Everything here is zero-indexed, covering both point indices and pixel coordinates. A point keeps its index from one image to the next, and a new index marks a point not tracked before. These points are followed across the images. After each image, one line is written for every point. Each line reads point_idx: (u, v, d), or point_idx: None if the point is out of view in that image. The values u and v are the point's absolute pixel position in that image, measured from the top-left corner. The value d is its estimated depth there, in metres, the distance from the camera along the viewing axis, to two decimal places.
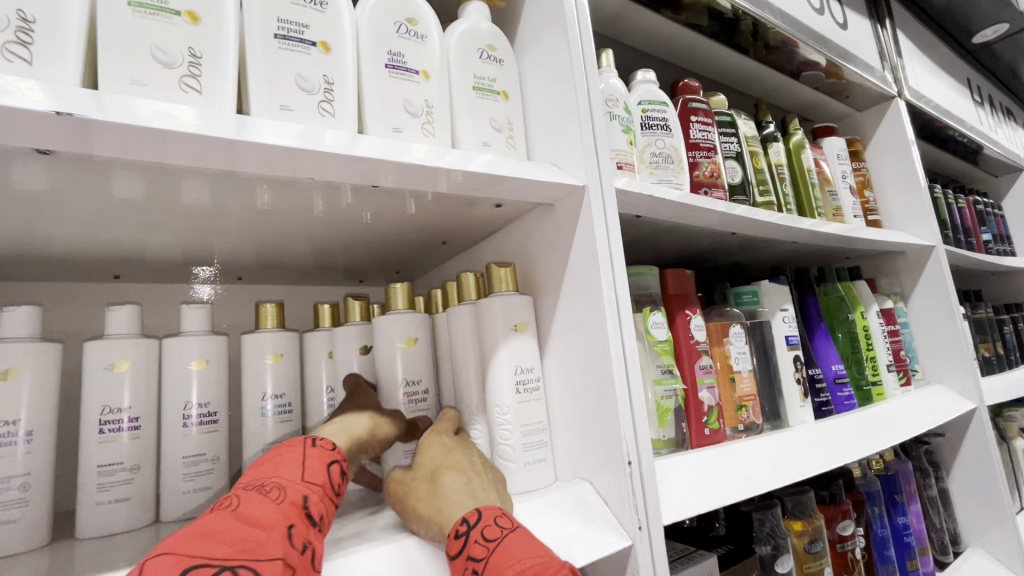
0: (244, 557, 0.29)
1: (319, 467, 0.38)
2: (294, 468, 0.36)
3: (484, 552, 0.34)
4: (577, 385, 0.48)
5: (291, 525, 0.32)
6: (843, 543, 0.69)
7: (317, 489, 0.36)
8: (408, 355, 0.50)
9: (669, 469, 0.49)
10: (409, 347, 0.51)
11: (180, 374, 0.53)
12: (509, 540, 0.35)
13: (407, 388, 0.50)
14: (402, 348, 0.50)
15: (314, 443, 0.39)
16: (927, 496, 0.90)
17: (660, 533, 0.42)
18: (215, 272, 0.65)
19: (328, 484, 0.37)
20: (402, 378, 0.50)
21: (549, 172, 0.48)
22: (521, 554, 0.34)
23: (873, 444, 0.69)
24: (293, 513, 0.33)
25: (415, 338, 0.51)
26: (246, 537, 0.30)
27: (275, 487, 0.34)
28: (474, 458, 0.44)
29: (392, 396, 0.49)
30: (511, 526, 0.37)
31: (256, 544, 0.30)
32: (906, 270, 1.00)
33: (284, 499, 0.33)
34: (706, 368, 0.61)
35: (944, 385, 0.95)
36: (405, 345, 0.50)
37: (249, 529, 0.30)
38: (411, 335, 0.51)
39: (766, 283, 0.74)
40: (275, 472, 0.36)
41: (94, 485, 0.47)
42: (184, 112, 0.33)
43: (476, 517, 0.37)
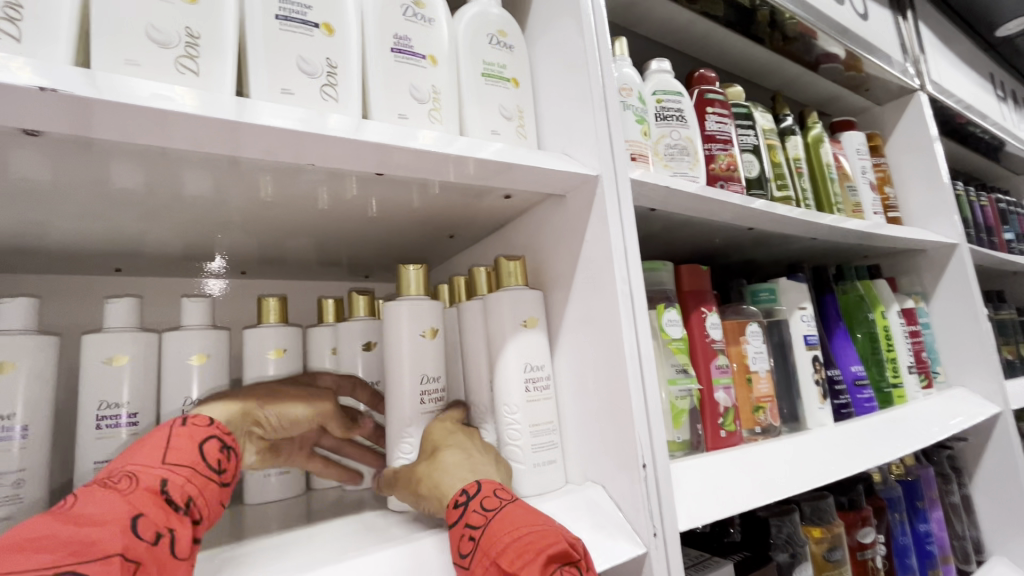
0: (67, 563, 0.25)
1: (187, 446, 0.34)
2: (153, 453, 0.33)
3: (482, 521, 0.34)
4: (589, 385, 0.46)
5: (139, 515, 0.29)
6: (863, 551, 0.66)
7: (184, 470, 0.33)
8: (424, 349, 0.47)
9: (686, 472, 0.47)
10: (428, 339, 0.47)
11: (180, 369, 0.52)
12: (510, 511, 0.34)
13: (424, 384, 0.46)
14: (420, 340, 0.46)
15: (183, 421, 0.35)
16: (948, 502, 0.87)
17: (676, 539, 0.40)
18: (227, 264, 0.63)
19: (201, 463, 0.34)
20: (418, 373, 0.46)
21: (562, 161, 0.46)
22: (521, 524, 0.33)
23: (894, 449, 0.67)
24: (144, 501, 0.30)
25: (431, 330, 0.48)
26: (72, 537, 0.26)
27: (124, 476, 0.31)
28: (476, 439, 0.44)
29: (408, 393, 0.46)
30: (510, 498, 0.36)
31: (86, 543, 0.26)
32: (928, 269, 0.97)
33: (134, 488, 0.30)
34: (722, 368, 0.58)
35: (967, 388, 0.92)
36: (421, 337, 0.47)
37: (77, 529, 0.27)
38: (430, 326, 0.47)
39: (784, 281, 0.72)
40: (127, 460, 0.32)
41: (91, 482, 0.46)
42: (182, 94, 0.31)
43: (475, 488, 0.36)
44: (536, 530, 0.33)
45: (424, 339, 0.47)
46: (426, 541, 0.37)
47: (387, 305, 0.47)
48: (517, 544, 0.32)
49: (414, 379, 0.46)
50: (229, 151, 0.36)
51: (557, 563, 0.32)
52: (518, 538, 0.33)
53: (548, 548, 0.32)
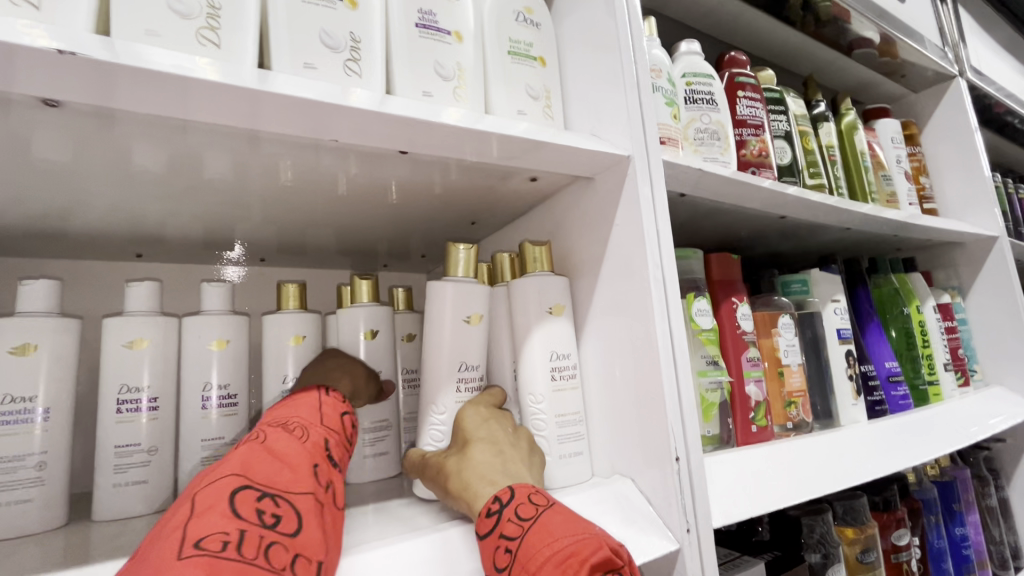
0: (281, 489, 0.31)
1: (334, 416, 0.40)
2: (311, 413, 0.39)
3: (519, 532, 0.32)
4: (617, 375, 0.44)
5: (315, 463, 0.35)
6: (897, 554, 0.63)
7: (333, 436, 0.39)
8: (468, 334, 0.45)
9: (718, 468, 0.45)
10: (473, 325, 0.45)
11: (199, 354, 0.51)
12: (547, 518, 0.32)
13: (463, 372, 0.45)
14: (467, 325, 0.45)
15: (326, 394, 0.42)
16: (985, 506, 0.83)
17: (711, 536, 0.38)
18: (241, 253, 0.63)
19: (340, 431, 0.40)
20: (460, 360, 0.45)
21: (591, 141, 0.44)
22: (559, 532, 0.31)
23: (933, 449, 0.64)
24: (315, 453, 0.35)
25: (479, 315, 0.46)
26: (279, 470, 0.32)
27: (297, 427, 0.37)
28: (510, 428, 0.41)
29: (446, 379, 0.44)
30: (547, 504, 0.34)
31: (290, 478, 0.32)
32: (965, 262, 0.93)
33: (308, 440, 0.36)
34: (753, 361, 0.56)
35: (1007, 387, 0.87)
36: (469, 321, 0.45)
37: (282, 466, 0.32)
38: (476, 313, 0.45)
39: (816, 272, 0.69)
40: (296, 415, 0.38)
41: (112, 466, 0.46)
42: (205, 67, 0.30)
43: (508, 495, 0.34)
44: (573, 535, 0.31)
45: (469, 325, 0.45)
46: (455, 531, 0.36)
47: (432, 284, 0.45)
48: (555, 554, 0.30)
49: (454, 366, 0.45)
50: (252, 126, 0.35)
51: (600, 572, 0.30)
52: (560, 550, 0.30)
53: (587, 557, 0.30)
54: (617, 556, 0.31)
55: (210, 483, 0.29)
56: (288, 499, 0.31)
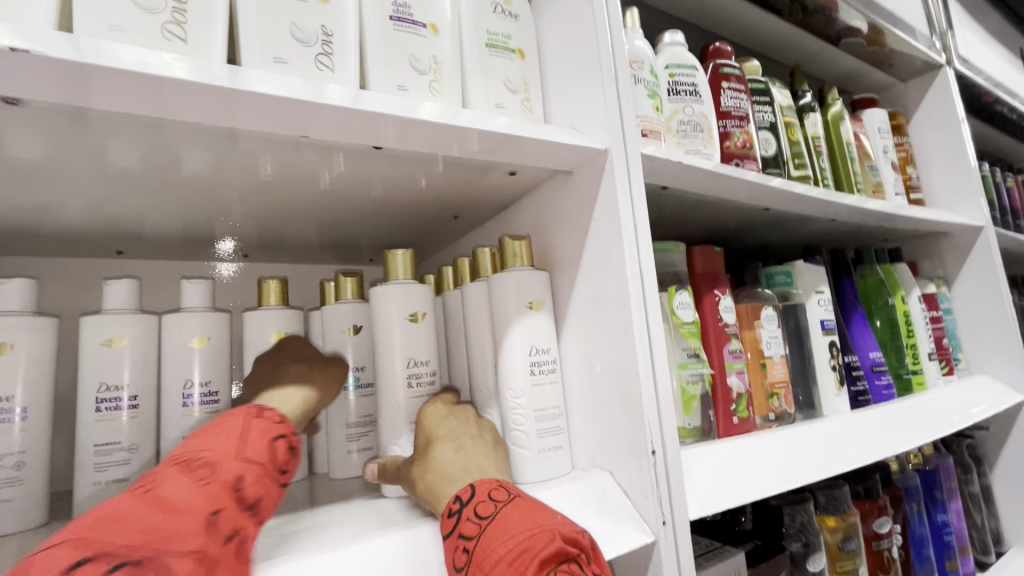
0: (153, 548, 0.27)
1: (262, 441, 0.35)
2: (230, 443, 0.34)
3: (475, 531, 0.33)
4: (597, 370, 0.44)
5: (216, 509, 0.30)
6: (878, 541, 0.64)
7: (256, 467, 0.34)
8: (412, 332, 0.46)
9: (697, 459, 0.45)
10: (415, 323, 0.46)
11: (180, 351, 0.51)
12: (503, 516, 0.33)
13: (411, 367, 0.46)
14: (405, 322, 0.46)
15: (256, 415, 0.37)
16: (967, 493, 0.85)
17: (687, 527, 0.39)
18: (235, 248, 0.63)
19: (270, 461, 0.35)
20: (404, 356, 0.45)
21: (569, 135, 0.43)
22: (514, 530, 0.32)
23: (914, 438, 0.64)
24: (218, 496, 0.31)
25: (422, 313, 0.47)
26: (159, 524, 0.28)
27: (204, 463, 0.32)
28: (470, 425, 0.43)
29: (394, 376, 0.45)
30: (507, 500, 0.35)
31: (170, 533, 0.28)
32: (951, 252, 0.94)
33: (212, 480, 0.31)
34: (735, 353, 0.56)
35: (990, 376, 0.89)
36: (410, 320, 0.46)
37: (164, 516, 0.28)
38: (415, 310, 0.46)
39: (800, 263, 0.69)
40: (209, 445, 0.33)
41: (92, 465, 0.46)
42: (170, 63, 0.29)
43: (468, 494, 0.35)
44: (526, 530, 0.32)
45: (413, 324, 0.46)
46: (428, 526, 0.36)
47: (374, 289, 0.47)
48: (508, 551, 0.31)
49: (403, 363, 0.46)
50: (223, 124, 0.34)
51: (553, 565, 0.30)
52: (512, 548, 0.31)
53: (538, 552, 0.30)
54: (573, 547, 0.31)
55: (65, 542, 0.26)
56: (161, 558, 0.26)
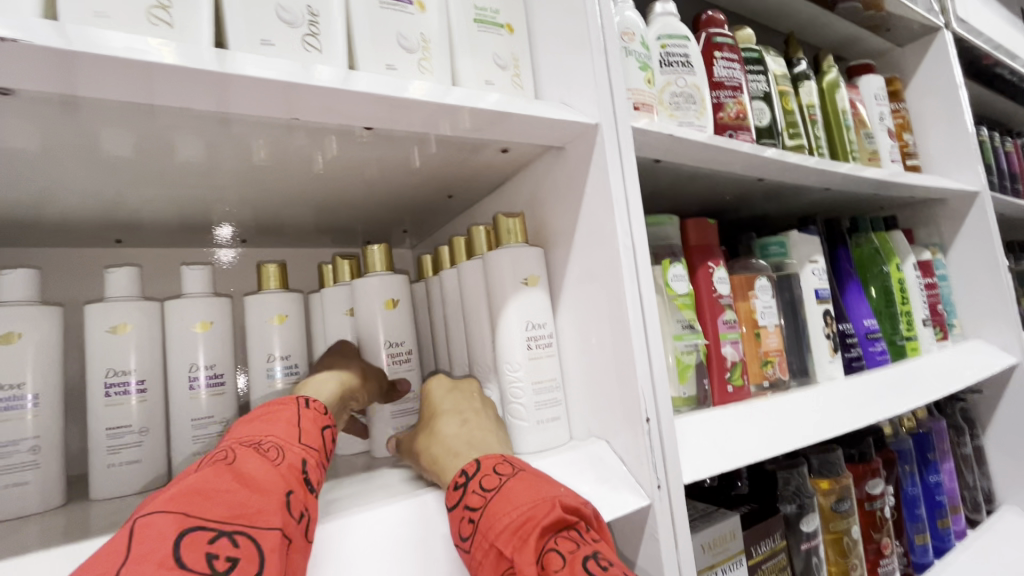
0: (242, 525, 0.27)
1: (314, 430, 0.37)
2: (289, 429, 0.35)
3: (481, 503, 0.34)
4: (593, 342, 0.45)
5: (290, 491, 0.31)
6: (871, 502, 0.66)
7: (313, 453, 0.35)
8: (389, 318, 0.51)
9: (692, 426, 0.46)
10: (391, 309, 0.51)
11: (184, 336, 0.52)
12: (508, 488, 0.34)
13: (389, 349, 0.51)
14: (380, 310, 0.50)
15: (307, 404, 0.38)
16: (960, 454, 0.86)
17: (680, 490, 0.40)
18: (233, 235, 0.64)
19: (322, 449, 0.36)
20: (383, 339, 0.50)
21: (559, 110, 0.43)
22: (517, 501, 0.33)
23: (906, 402, 0.66)
24: (290, 478, 0.31)
25: (394, 301, 0.52)
26: (245, 501, 0.28)
27: (273, 446, 0.33)
28: (476, 398, 0.44)
29: (375, 356, 0.50)
30: (511, 472, 0.36)
31: (255, 510, 0.28)
32: (947, 219, 0.94)
33: (283, 462, 0.32)
34: (729, 323, 0.57)
35: (984, 340, 0.90)
36: (384, 308, 0.51)
37: (247, 493, 0.29)
38: (391, 298, 0.51)
39: (795, 233, 0.70)
40: (269, 430, 0.34)
41: (105, 447, 0.47)
42: (158, 49, 0.30)
43: (474, 467, 0.36)
44: (530, 502, 0.33)
45: (388, 310, 0.51)
46: (432, 496, 0.37)
47: (356, 281, 0.52)
48: (512, 521, 0.32)
49: (382, 345, 0.51)
50: (214, 109, 0.34)
51: (553, 532, 0.32)
52: (517, 518, 0.33)
53: (539, 521, 0.32)
54: (575, 516, 0.33)
55: (151, 516, 0.25)
56: (251, 536, 0.27)
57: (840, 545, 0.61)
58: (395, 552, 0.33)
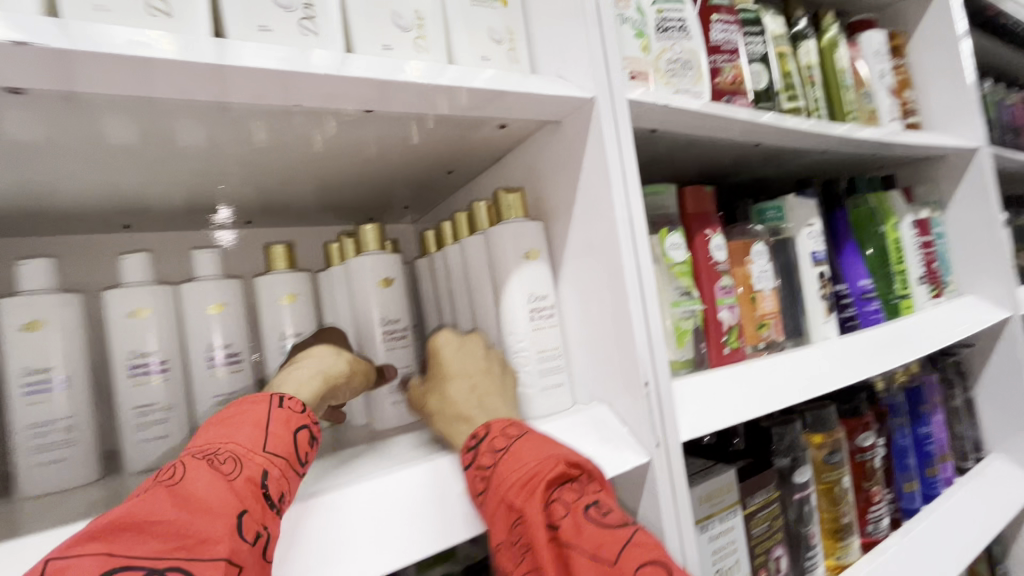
0: (177, 558, 0.27)
1: (285, 435, 0.35)
2: (254, 434, 0.34)
3: (492, 462, 0.37)
4: (593, 312, 0.47)
5: (242, 512, 0.30)
6: (862, 454, 0.70)
7: (282, 460, 0.34)
8: (384, 295, 0.53)
9: (690, 388, 0.49)
10: (385, 287, 0.54)
11: (200, 317, 0.54)
12: (516, 448, 0.38)
13: (385, 326, 0.53)
14: (376, 288, 0.53)
15: (279, 404, 0.36)
16: (951, 407, 0.89)
17: (678, 448, 0.43)
18: (232, 217, 0.65)
19: (296, 452, 0.35)
20: (379, 316, 0.53)
21: (555, 84, 0.44)
22: (525, 459, 0.37)
23: (897, 358, 0.68)
24: (244, 496, 0.30)
25: (388, 279, 0.54)
26: (185, 530, 0.28)
27: (231, 458, 0.32)
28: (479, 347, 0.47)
29: (373, 334, 0.53)
30: (519, 434, 0.39)
31: (195, 539, 0.28)
32: (946, 176, 0.94)
33: (238, 476, 0.31)
34: (726, 288, 0.59)
35: (978, 295, 0.91)
36: (379, 286, 0.53)
37: (188, 519, 0.28)
38: (385, 277, 0.54)
39: (792, 197, 0.70)
40: (232, 437, 0.33)
41: (135, 424, 0.50)
42: (159, 42, 0.30)
43: (484, 431, 0.40)
44: (537, 459, 0.37)
45: (382, 288, 0.53)
46: (445, 461, 0.40)
47: (351, 260, 0.54)
48: (520, 477, 0.36)
49: (378, 322, 0.53)
50: (218, 98, 0.35)
51: (557, 485, 0.36)
52: (525, 474, 0.36)
53: (546, 476, 0.35)
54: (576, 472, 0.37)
55: (80, 552, 0.26)
56: (186, 570, 0.27)
57: (830, 494, 0.65)
58: (418, 507, 0.36)
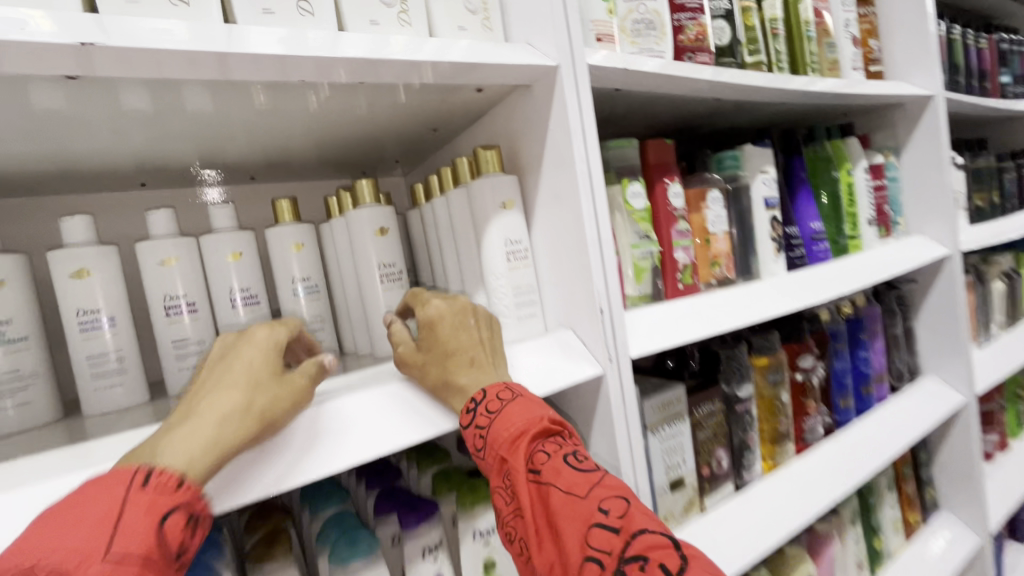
0: None
1: (142, 527, 0.30)
2: (98, 532, 0.29)
3: (488, 422, 0.44)
4: (559, 253, 0.55)
5: None
6: (803, 374, 0.80)
7: (132, 561, 0.29)
8: (381, 243, 0.61)
9: (642, 316, 0.58)
10: (381, 236, 0.61)
11: (220, 265, 0.62)
12: (508, 409, 0.44)
13: (383, 269, 0.61)
14: (373, 235, 0.60)
15: (140, 489, 0.31)
16: (892, 335, 1.00)
17: (626, 361, 0.52)
18: (220, 174, 0.70)
19: (158, 544, 0.31)
20: (378, 261, 0.61)
21: (524, 53, 0.50)
22: (515, 419, 0.44)
23: (835, 290, 0.77)
24: None
25: (384, 229, 0.62)
26: None
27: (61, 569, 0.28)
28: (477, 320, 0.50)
29: (374, 276, 0.61)
30: (512, 397, 0.45)
31: None
32: (903, 123, 1.00)
33: None
34: (682, 232, 0.67)
35: (923, 235, 1.00)
36: (376, 235, 0.61)
37: None
38: (380, 226, 0.61)
39: (749, 147, 0.77)
40: (67, 538, 0.29)
41: (174, 356, 0.59)
42: (178, 30, 0.37)
43: (482, 394, 0.45)
44: (521, 418, 0.44)
45: (379, 236, 0.61)
46: None
47: (350, 213, 0.61)
48: (512, 434, 0.43)
49: (377, 266, 0.61)
50: (230, 76, 0.41)
51: (542, 440, 0.44)
52: (517, 431, 0.43)
53: (532, 434, 0.43)
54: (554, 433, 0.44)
55: None
56: None
57: (771, 408, 0.75)
58: (411, 406, 0.46)
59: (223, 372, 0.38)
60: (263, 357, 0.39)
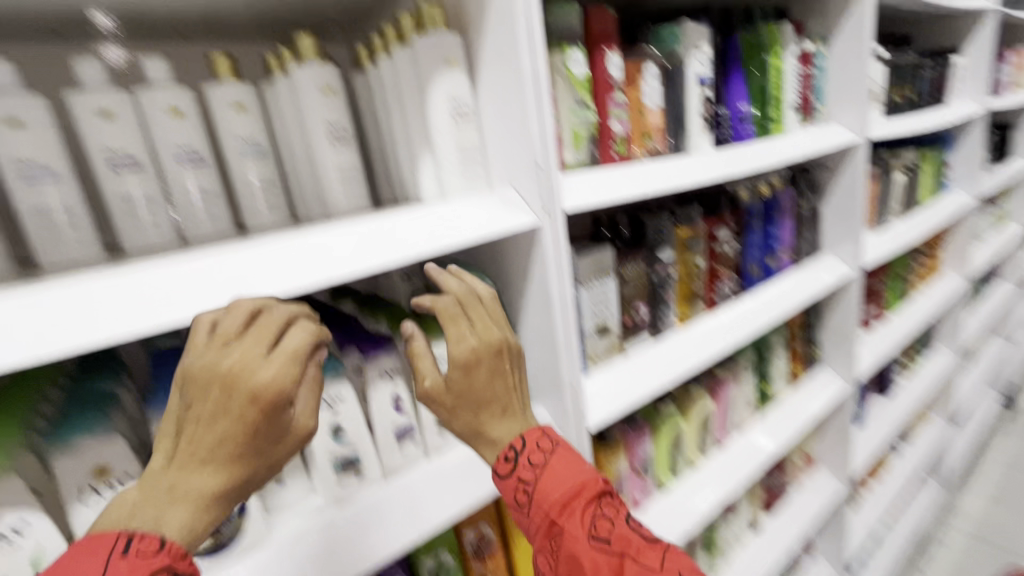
0: None
1: None
2: None
3: (532, 476, 0.52)
4: (502, 112, 0.59)
5: None
6: (717, 242, 0.91)
7: None
8: (328, 101, 0.62)
9: (577, 177, 0.64)
10: (328, 95, 0.62)
11: (160, 120, 0.60)
12: (551, 463, 0.52)
13: (331, 128, 0.63)
14: (320, 93, 0.61)
15: (123, 557, 0.33)
16: (802, 215, 1.12)
17: (560, 212, 0.60)
18: (116, 27, 0.63)
19: None
20: (326, 119, 0.62)
21: None
22: (561, 476, 0.51)
23: (753, 163, 0.86)
24: None
25: (330, 88, 0.62)
26: None
27: None
28: (473, 285, 0.56)
29: (322, 135, 0.62)
30: (550, 448, 0.53)
31: None
32: (835, 11, 1.04)
33: None
34: (618, 102, 0.71)
35: (839, 123, 1.09)
36: (322, 93, 0.61)
37: None
38: (326, 85, 0.61)
39: (688, 23, 0.80)
40: None
41: (122, 212, 0.58)
42: None
43: (522, 443, 0.53)
44: (574, 483, 0.51)
45: (325, 94, 0.62)
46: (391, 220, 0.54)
47: (293, 69, 0.61)
48: (560, 494, 0.51)
49: (324, 125, 0.62)
50: None
51: (594, 500, 0.51)
52: (563, 488, 0.51)
53: (584, 494, 0.51)
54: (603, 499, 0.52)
55: None
56: None
57: (687, 270, 0.87)
58: (359, 238, 0.51)
59: (226, 436, 0.37)
60: (267, 414, 0.38)
